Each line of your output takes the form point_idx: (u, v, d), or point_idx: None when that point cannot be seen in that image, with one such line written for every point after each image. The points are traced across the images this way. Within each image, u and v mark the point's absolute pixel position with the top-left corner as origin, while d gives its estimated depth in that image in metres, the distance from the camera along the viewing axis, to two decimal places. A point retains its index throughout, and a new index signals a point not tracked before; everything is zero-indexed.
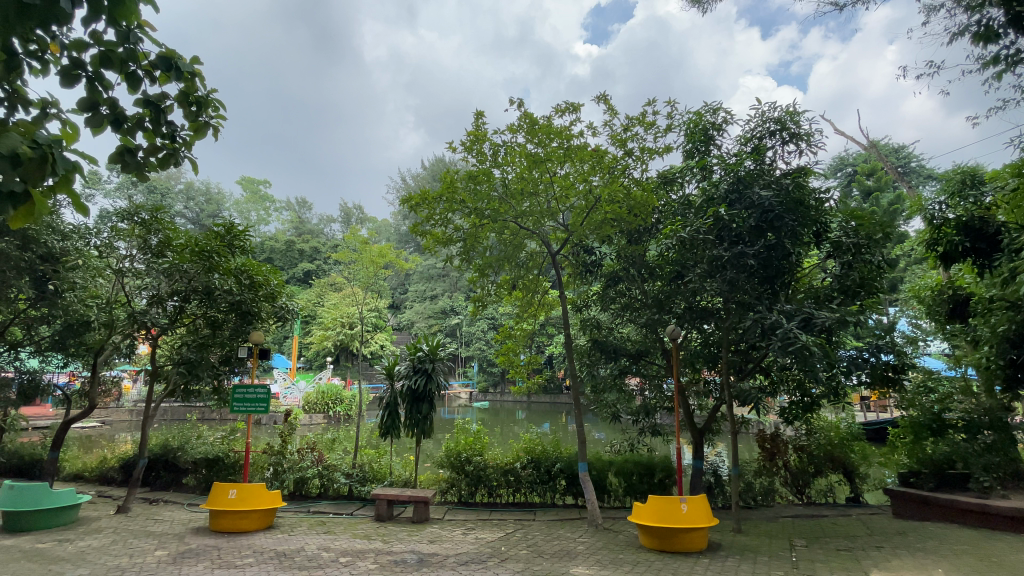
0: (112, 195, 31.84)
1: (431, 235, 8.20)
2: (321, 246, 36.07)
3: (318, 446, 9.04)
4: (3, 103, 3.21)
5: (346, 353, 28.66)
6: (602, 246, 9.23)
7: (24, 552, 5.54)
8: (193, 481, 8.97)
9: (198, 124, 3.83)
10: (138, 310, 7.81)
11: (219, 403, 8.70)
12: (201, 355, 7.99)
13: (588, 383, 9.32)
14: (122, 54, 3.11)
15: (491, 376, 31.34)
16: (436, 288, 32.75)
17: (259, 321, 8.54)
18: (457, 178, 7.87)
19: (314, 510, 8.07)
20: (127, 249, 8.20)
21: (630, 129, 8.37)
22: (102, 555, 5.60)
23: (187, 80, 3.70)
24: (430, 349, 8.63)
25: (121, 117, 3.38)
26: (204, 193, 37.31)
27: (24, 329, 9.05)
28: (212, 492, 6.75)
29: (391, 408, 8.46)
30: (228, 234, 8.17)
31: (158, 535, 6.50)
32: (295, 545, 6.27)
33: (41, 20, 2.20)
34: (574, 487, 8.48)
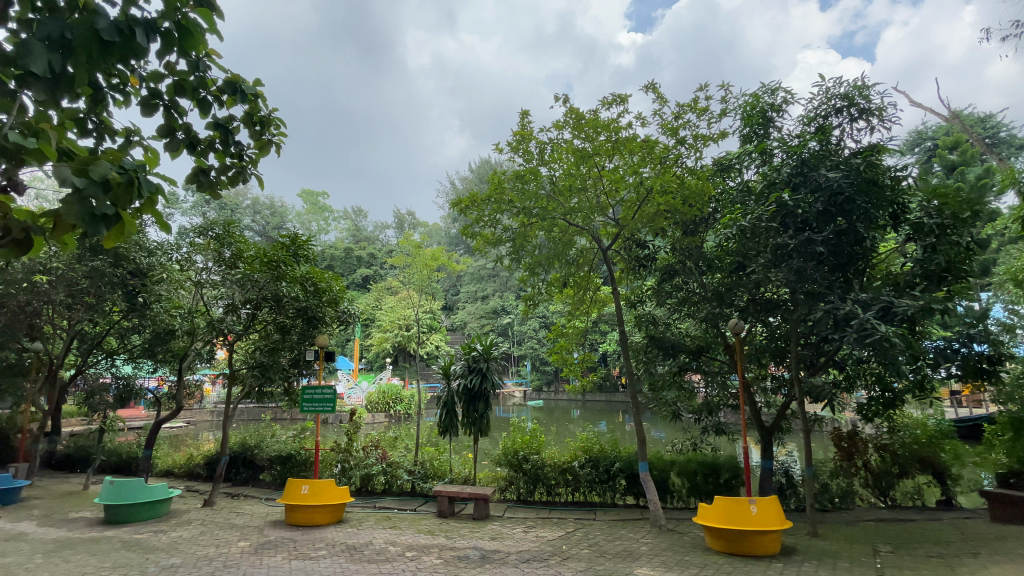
0: (190, 214, 34.65)
1: (480, 236, 8.20)
2: (377, 253, 37.49)
3: (382, 444, 9.34)
4: (93, 134, 3.62)
5: (404, 354, 29.54)
6: (657, 239, 8.83)
7: (126, 542, 6.10)
8: (270, 477, 9.54)
9: (262, 142, 4.10)
10: (216, 318, 8.40)
11: (290, 403, 9.18)
12: (273, 359, 8.52)
13: (645, 381, 9.05)
14: (193, 82, 3.44)
15: (545, 374, 31.23)
16: (486, 288, 33.15)
17: (323, 325, 8.96)
18: (504, 178, 7.89)
19: (379, 505, 8.34)
20: (204, 262, 8.82)
21: (682, 116, 8.04)
22: (192, 545, 6.06)
23: (252, 100, 3.99)
24: (484, 349, 8.71)
25: (194, 140, 3.72)
26: (269, 207, 39.81)
27: (119, 339, 9.97)
28: (286, 486, 7.14)
29: (448, 406, 8.58)
30: (293, 245, 8.70)
31: (241, 527, 6.96)
32: (363, 538, 6.51)
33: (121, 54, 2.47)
34: (635, 487, 8.27)
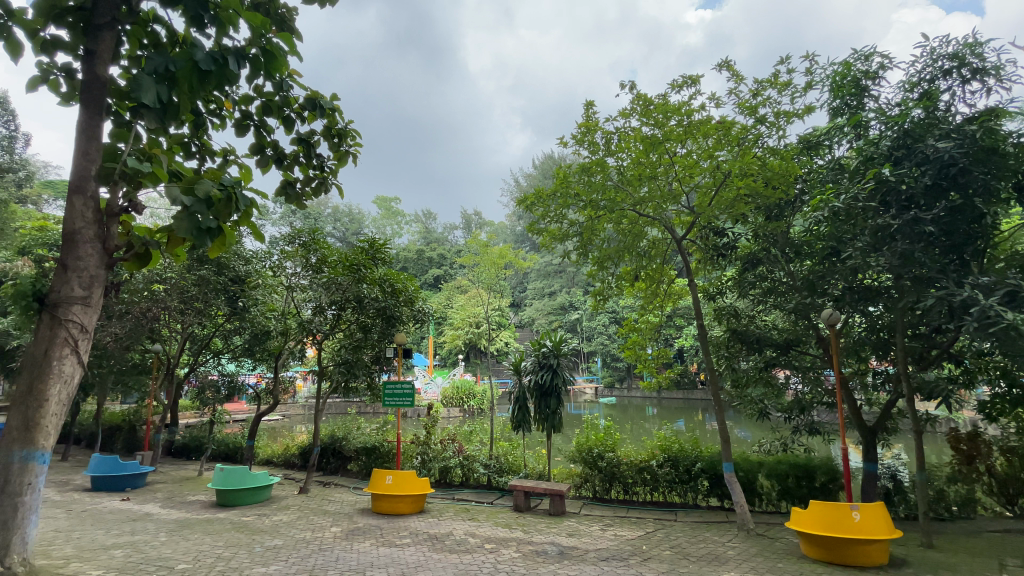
0: (279, 224, 37.65)
1: (547, 232, 8.14)
2: (446, 253, 38.61)
3: (457, 438, 9.58)
4: (198, 153, 4.51)
5: (476, 351, 30.14)
6: (736, 226, 8.25)
7: (235, 524, 6.73)
8: (356, 467, 10.13)
9: (340, 153, 4.65)
10: (306, 319, 9.03)
11: (373, 398, 9.69)
12: (356, 356, 9.07)
13: (727, 377, 8.53)
14: (278, 101, 4.28)
15: (617, 371, 30.53)
16: (553, 285, 33.07)
17: (400, 323, 9.36)
18: (570, 172, 7.79)
19: (458, 497, 8.57)
20: (293, 268, 9.52)
21: (760, 94, 7.47)
22: (291, 529, 6.57)
23: (330, 115, 4.58)
24: (553, 345, 8.63)
25: (281, 155, 4.41)
26: (347, 214, 42.33)
27: (224, 339, 11.03)
28: (372, 477, 7.54)
29: (520, 402, 8.60)
30: (371, 249, 9.16)
31: (333, 513, 7.44)
32: (445, 529, 6.70)
33: (217, 81, 3.30)
34: (719, 488, 7.84)
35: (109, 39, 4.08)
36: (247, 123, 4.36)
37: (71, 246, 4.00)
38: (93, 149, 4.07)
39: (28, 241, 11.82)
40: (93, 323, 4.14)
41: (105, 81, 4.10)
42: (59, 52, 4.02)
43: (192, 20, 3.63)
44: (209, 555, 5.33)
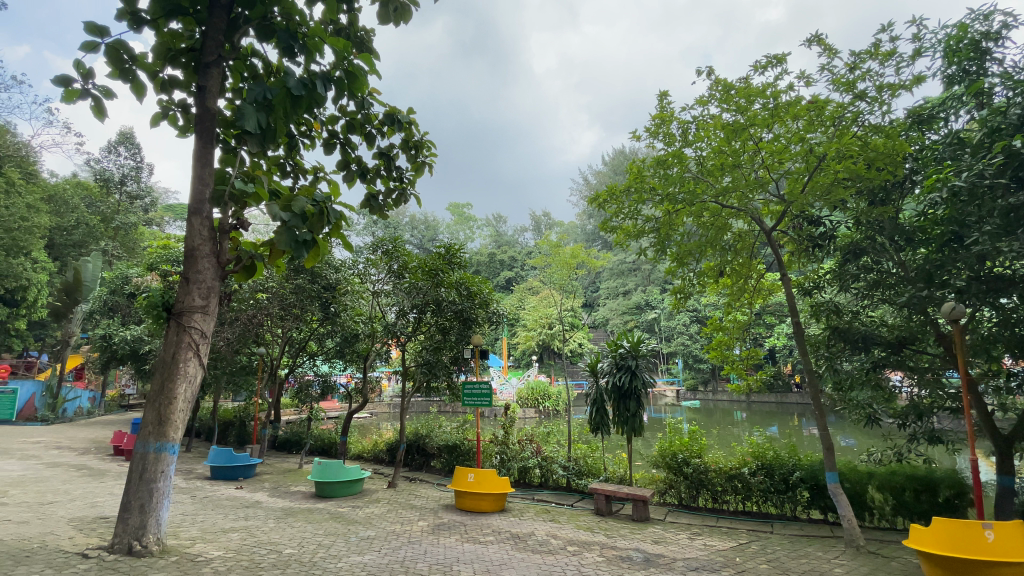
0: (361, 234, 40.12)
1: (621, 230, 7.98)
2: (518, 255, 38.97)
3: (536, 438, 9.61)
4: (292, 173, 4.99)
5: (549, 353, 30.11)
6: (834, 213, 7.52)
7: (333, 514, 7.22)
8: (439, 464, 10.49)
9: (417, 163, 5.01)
10: (390, 322, 9.59)
11: (453, 397, 9.97)
12: (437, 357, 9.36)
13: (828, 380, 7.74)
14: (360, 119, 4.75)
15: (699, 373, 29.06)
16: (628, 283, 32.32)
17: (476, 325, 9.60)
18: (644, 167, 7.56)
19: (537, 498, 8.59)
20: (377, 275, 10.07)
21: (858, 67, 6.78)
22: (382, 521, 6.94)
23: (407, 129, 4.92)
24: (631, 346, 8.41)
25: (364, 170, 4.89)
26: (423, 222, 44.19)
27: (318, 342, 11.90)
28: (455, 474, 7.77)
29: (598, 404, 8.45)
30: (448, 254, 9.49)
31: (420, 508, 7.75)
32: (526, 529, 6.74)
33: (307, 104, 3.62)
34: (821, 500, 7.18)
35: (217, 75, 4.60)
36: (333, 142, 4.78)
37: (192, 261, 4.54)
38: (207, 174, 4.58)
39: (157, 258, 13.53)
40: (211, 328, 4.66)
41: (214, 113, 4.63)
42: (176, 91, 4.59)
43: (283, 51, 3.97)
44: (311, 542, 5.76)
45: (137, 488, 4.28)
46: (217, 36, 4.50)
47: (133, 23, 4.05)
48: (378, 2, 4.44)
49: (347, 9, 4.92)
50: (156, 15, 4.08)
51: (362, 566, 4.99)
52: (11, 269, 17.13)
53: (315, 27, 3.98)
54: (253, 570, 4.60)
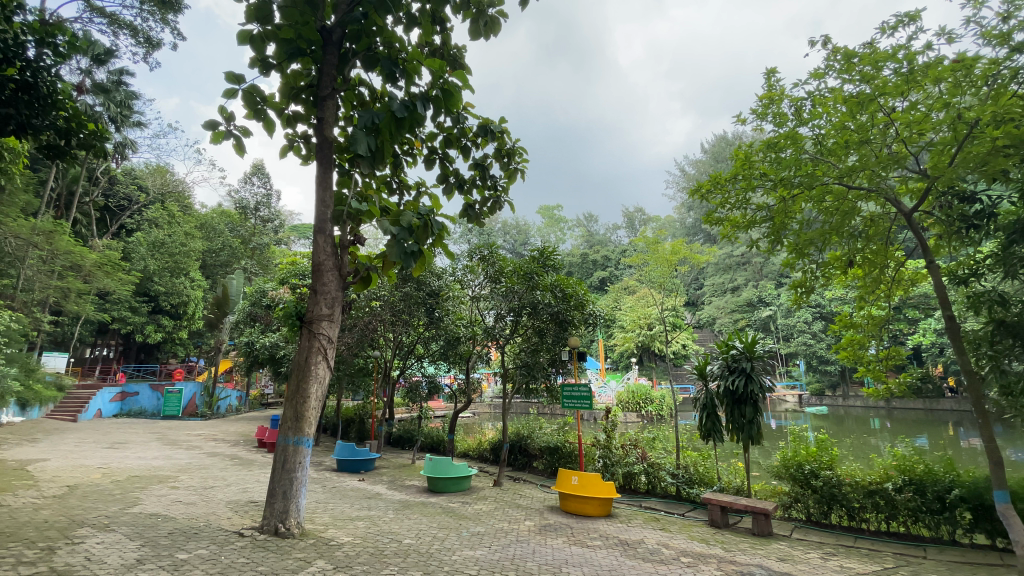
0: (457, 242, 41.94)
1: (728, 221, 7.51)
2: (611, 254, 38.14)
3: (641, 443, 9.29)
4: (398, 190, 5.39)
5: (649, 355, 29.03)
6: (992, 186, 6.36)
7: (445, 509, 7.60)
8: (542, 465, 10.56)
9: (510, 170, 5.22)
10: (489, 325, 9.89)
11: (552, 399, 10.01)
12: (535, 359, 9.45)
13: (992, 383, 6.55)
14: (455, 134, 5.03)
15: (825, 376, 26.21)
16: (737, 279, 30.60)
17: (573, 327, 9.58)
18: (752, 152, 7.05)
19: (645, 505, 8.31)
20: (475, 280, 10.45)
21: (1017, 13, 5.71)
22: (491, 518, 7.17)
23: (500, 138, 5.14)
24: (745, 347, 7.80)
25: (461, 181, 5.13)
26: (515, 227, 45.15)
27: (424, 346, 12.63)
28: (559, 476, 7.81)
29: (709, 410, 7.97)
30: (542, 256, 9.56)
31: (527, 508, 7.87)
32: (636, 536, 6.56)
33: (410, 124, 3.90)
34: (988, 523, 6.11)
35: (331, 106, 5.11)
36: (433, 158, 5.08)
37: (319, 274, 5.07)
38: (327, 196, 5.10)
39: (287, 273, 15.28)
40: (336, 335, 5.17)
41: (331, 141, 5.13)
42: (299, 124, 5.17)
43: (386, 77, 4.28)
44: (427, 534, 6.12)
45: (281, 477, 4.86)
46: (330, 72, 5.02)
47: (262, 69, 4.64)
48: (469, 19, 4.66)
49: (441, 30, 5.23)
50: (280, 60, 4.65)
51: (475, 561, 5.17)
52: (173, 286, 20.67)
53: (412, 52, 4.30)
54: (378, 556, 4.99)
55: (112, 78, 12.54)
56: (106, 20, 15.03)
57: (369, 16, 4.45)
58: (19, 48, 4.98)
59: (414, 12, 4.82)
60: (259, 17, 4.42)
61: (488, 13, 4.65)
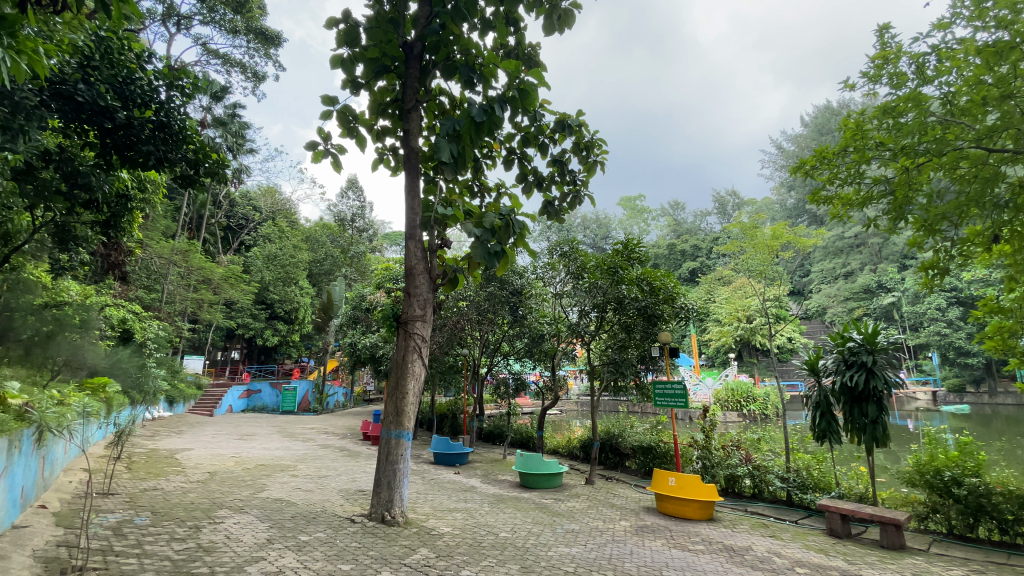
0: (539, 240, 42.17)
1: (838, 199, 6.78)
2: (702, 243, 36.17)
3: (744, 444, 8.69)
4: (480, 192, 5.53)
5: (750, 349, 27.13)
6: None
7: (538, 506, 7.66)
8: (635, 464, 10.27)
9: (589, 163, 5.18)
10: (574, 322, 9.74)
11: (643, 397, 9.70)
12: (623, 355, 9.21)
13: None
14: (533, 133, 5.09)
15: (965, 369, 22.84)
16: (850, 263, 27.61)
17: (663, 322, 9.17)
18: (865, 120, 6.30)
19: (751, 510, 7.77)
20: (559, 277, 10.40)
21: None
22: (585, 516, 7.12)
23: (577, 132, 5.12)
24: (865, 338, 6.99)
25: (541, 179, 5.15)
26: (596, 221, 44.48)
27: (509, 344, 12.81)
28: (655, 476, 7.54)
29: (823, 408, 7.27)
30: (626, 249, 9.24)
31: (622, 508, 7.70)
32: (742, 542, 6.16)
33: (489, 128, 4.01)
34: None
35: (416, 117, 5.35)
36: (512, 158, 5.14)
37: (411, 278, 5.36)
38: (415, 203, 5.37)
39: (382, 278, 16.30)
40: (429, 334, 5.41)
41: (417, 151, 5.38)
42: (387, 137, 5.48)
43: (465, 84, 4.43)
44: (522, 529, 6.21)
45: (385, 468, 5.18)
46: (413, 84, 5.24)
47: (353, 89, 4.99)
48: (542, 15, 4.65)
49: (514, 30, 5.27)
50: (368, 79, 4.96)
51: (571, 558, 5.15)
52: (285, 294, 22.94)
53: (489, 55, 4.41)
54: (477, 547, 5.16)
55: (228, 112, 14.19)
56: (220, 61, 17.03)
57: (446, 27, 4.60)
58: (153, 93, 5.77)
59: (488, 16, 4.90)
60: (348, 40, 4.75)
61: (561, 7, 4.60)
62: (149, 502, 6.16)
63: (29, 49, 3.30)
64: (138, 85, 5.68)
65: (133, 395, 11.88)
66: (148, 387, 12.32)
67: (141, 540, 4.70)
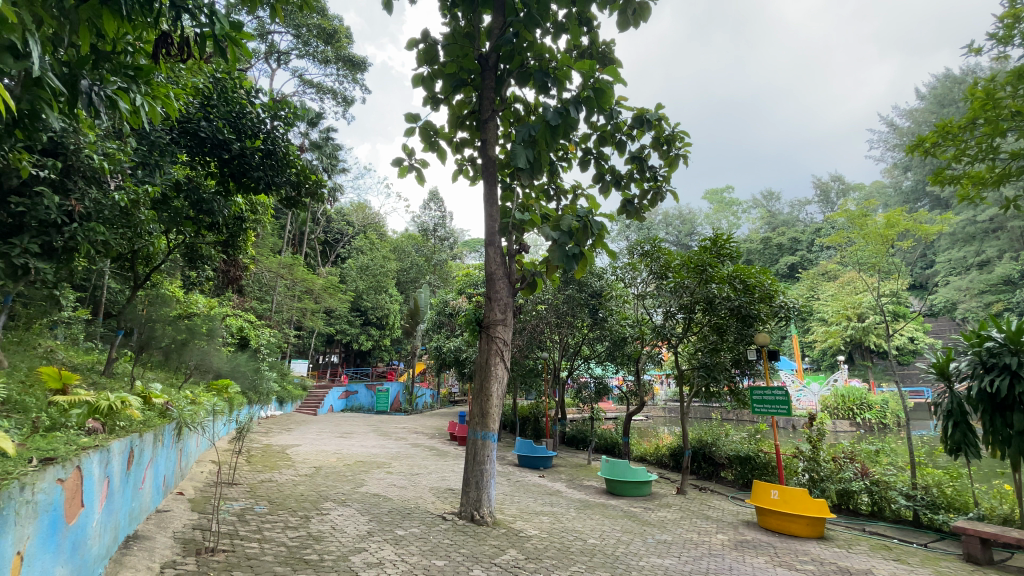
0: (619, 240, 41.32)
1: (967, 178, 5.92)
2: (800, 236, 33.34)
3: (859, 457, 7.83)
4: (557, 195, 5.53)
5: (862, 351, 24.47)
6: None
7: (627, 514, 7.46)
8: (732, 475, 9.64)
9: (670, 158, 5.00)
10: (659, 324, 9.38)
11: (739, 403, 9.09)
12: (714, 359, 8.70)
13: None
14: (609, 130, 5.01)
15: None
16: (985, 251, 23.99)
17: (760, 322, 8.56)
18: (996, 87, 5.47)
19: (870, 530, 6.98)
20: (641, 277, 10.08)
21: None
22: (677, 527, 6.82)
23: (656, 126, 4.98)
24: (1008, 337, 6.04)
25: (619, 177, 5.04)
26: (680, 217, 42.74)
27: (591, 347, 12.62)
28: (754, 488, 7.02)
29: (955, 418, 6.38)
30: (715, 246, 8.72)
31: (719, 521, 7.26)
32: (859, 564, 5.56)
33: (564, 130, 4.03)
34: None
35: (492, 127, 5.46)
36: (588, 158, 5.08)
37: (491, 283, 5.49)
38: (494, 210, 5.50)
39: (464, 284, 16.80)
40: (510, 337, 5.49)
41: (494, 159, 5.49)
42: (466, 148, 5.66)
43: (540, 89, 4.48)
44: (611, 536, 6.07)
45: (473, 468, 5.33)
46: (489, 95, 5.35)
47: (433, 105, 5.21)
48: (616, 11, 4.57)
49: (588, 30, 5.22)
50: (447, 93, 5.18)
51: (663, 569, 4.97)
52: (376, 301, 24.44)
53: (562, 58, 4.41)
54: (566, 552, 5.13)
55: (322, 136, 15.44)
56: (315, 90, 18.58)
57: (520, 34, 4.66)
58: (260, 123, 6.42)
59: (561, 19, 4.90)
60: (427, 58, 4.98)
61: (635, 0, 4.49)
62: (266, 493, 6.83)
63: (162, 94, 3.85)
64: (249, 118, 6.36)
65: (251, 395, 13.27)
66: (262, 388, 13.70)
67: (260, 526, 5.22)
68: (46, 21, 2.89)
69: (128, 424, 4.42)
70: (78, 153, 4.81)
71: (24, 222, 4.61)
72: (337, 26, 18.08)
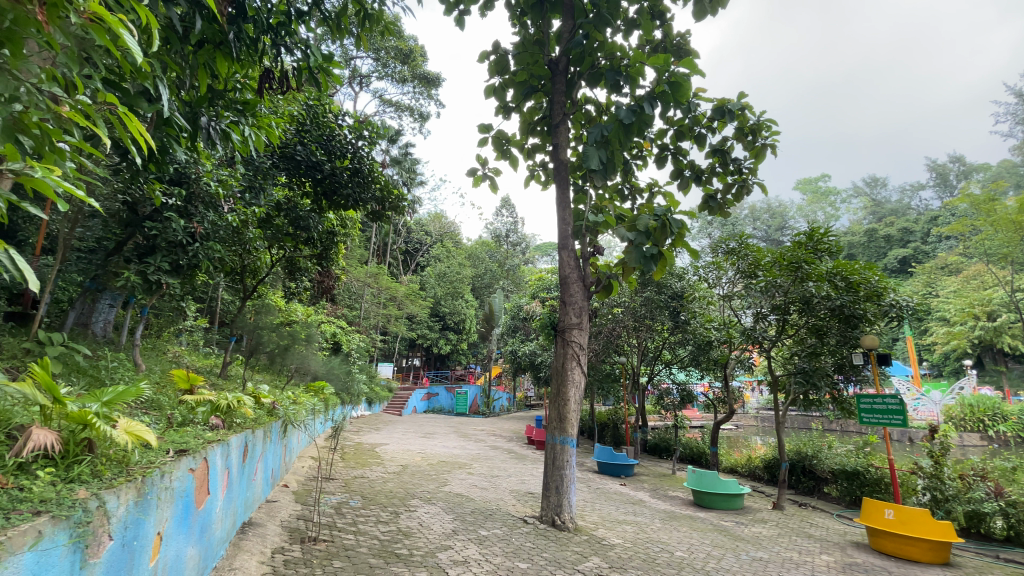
0: (699, 238, 39.37)
1: None
2: (912, 225, 29.80)
3: (993, 475, 6.83)
4: (632, 194, 5.39)
5: (996, 354, 21.29)
6: None
7: (717, 527, 7.06)
8: (837, 491, 8.80)
9: (756, 149, 4.73)
10: (748, 326, 8.81)
11: (845, 413, 8.27)
12: (813, 363, 8.02)
13: None
14: (687, 124, 4.83)
15: None
16: None
17: (866, 323, 7.77)
18: None
19: (1008, 558, 6.07)
20: (726, 277, 9.53)
21: None
22: (775, 544, 6.34)
23: (740, 116, 4.73)
24: None
25: (699, 173, 4.84)
26: (767, 211, 39.92)
27: (673, 352, 12.13)
28: (864, 506, 6.34)
29: None
30: (810, 240, 8.04)
31: (823, 540, 6.65)
32: None
33: (640, 127, 3.95)
34: None
35: (564, 130, 5.46)
36: (665, 155, 4.91)
37: (566, 286, 5.48)
38: (567, 214, 5.49)
39: (539, 288, 16.85)
40: (587, 341, 5.44)
41: (567, 162, 5.48)
42: (538, 153, 5.70)
43: (612, 88, 4.43)
44: (700, 550, 5.78)
45: (552, 472, 5.32)
46: (560, 98, 5.34)
47: (505, 114, 5.32)
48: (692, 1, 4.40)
49: (661, 23, 5.06)
50: (518, 101, 5.26)
51: None
52: (454, 307, 25.23)
53: (635, 54, 4.33)
54: (651, 563, 4.96)
55: (402, 151, 16.27)
56: (393, 108, 19.66)
57: (591, 35, 4.63)
58: (348, 144, 6.90)
59: (632, 15, 4.80)
60: (499, 69, 5.09)
61: None
62: (359, 488, 7.29)
63: (265, 123, 4.27)
64: (338, 140, 6.85)
65: (343, 397, 14.23)
66: (353, 389, 14.64)
67: (355, 519, 5.58)
68: (173, 68, 3.32)
69: (243, 421, 4.91)
70: (198, 180, 5.46)
71: (156, 244, 5.19)
72: (413, 46, 19.07)
